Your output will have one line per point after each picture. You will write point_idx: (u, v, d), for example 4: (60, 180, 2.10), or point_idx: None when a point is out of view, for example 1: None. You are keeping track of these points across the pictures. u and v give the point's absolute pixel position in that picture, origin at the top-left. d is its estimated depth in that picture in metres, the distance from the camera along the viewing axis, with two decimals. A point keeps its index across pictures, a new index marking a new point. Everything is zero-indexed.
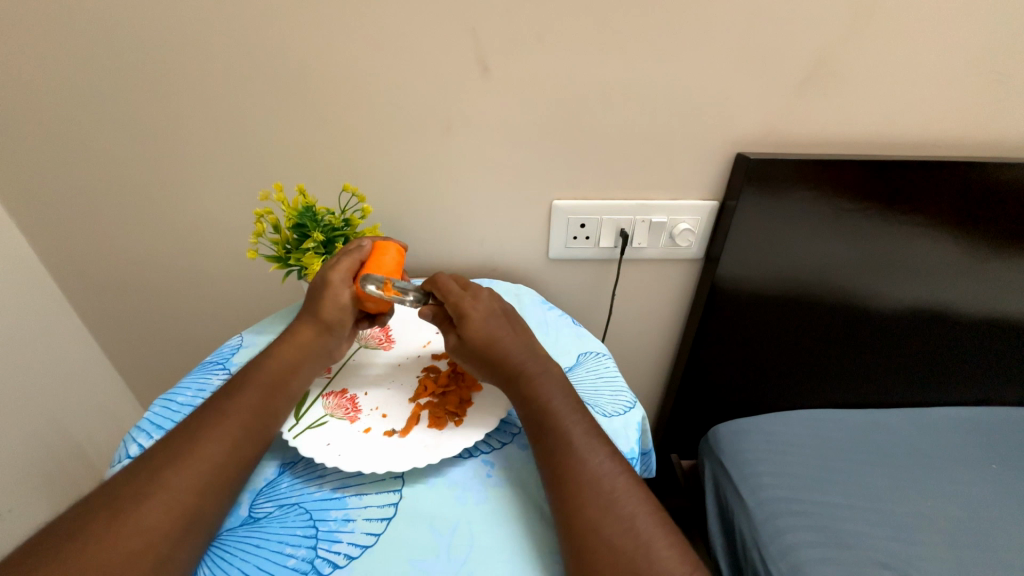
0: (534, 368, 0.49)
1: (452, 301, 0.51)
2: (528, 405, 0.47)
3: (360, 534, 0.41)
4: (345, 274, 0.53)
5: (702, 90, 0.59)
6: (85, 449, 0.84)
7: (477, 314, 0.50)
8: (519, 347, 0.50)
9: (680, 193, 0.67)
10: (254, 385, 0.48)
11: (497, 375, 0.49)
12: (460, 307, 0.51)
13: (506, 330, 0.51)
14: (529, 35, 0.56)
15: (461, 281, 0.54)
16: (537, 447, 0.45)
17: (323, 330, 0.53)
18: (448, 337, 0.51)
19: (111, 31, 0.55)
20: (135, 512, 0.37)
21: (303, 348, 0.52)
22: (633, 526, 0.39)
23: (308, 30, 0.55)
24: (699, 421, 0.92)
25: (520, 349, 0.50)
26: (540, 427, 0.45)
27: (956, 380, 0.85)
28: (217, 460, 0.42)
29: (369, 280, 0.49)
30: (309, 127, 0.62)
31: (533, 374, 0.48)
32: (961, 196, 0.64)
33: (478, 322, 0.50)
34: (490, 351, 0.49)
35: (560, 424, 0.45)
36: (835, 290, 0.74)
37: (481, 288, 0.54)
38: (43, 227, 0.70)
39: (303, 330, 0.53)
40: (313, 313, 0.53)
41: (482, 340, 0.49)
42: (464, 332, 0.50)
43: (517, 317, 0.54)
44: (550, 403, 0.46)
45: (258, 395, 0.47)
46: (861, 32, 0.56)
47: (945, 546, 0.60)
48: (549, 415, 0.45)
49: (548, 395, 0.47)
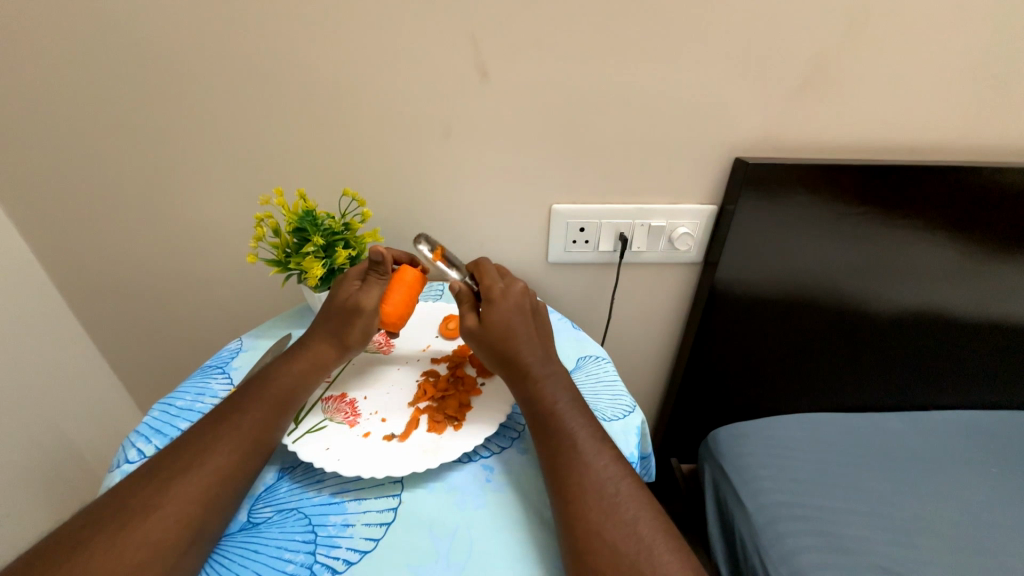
0: (543, 369, 0.49)
1: (486, 286, 0.51)
2: (533, 404, 0.47)
3: (360, 540, 0.41)
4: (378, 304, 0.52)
5: (700, 96, 0.60)
6: (83, 453, 0.83)
7: (507, 305, 0.50)
8: (533, 346, 0.50)
9: (678, 197, 0.68)
10: (262, 399, 0.47)
11: (506, 369, 0.49)
12: (491, 293, 0.51)
13: (526, 326, 0.51)
14: (527, 41, 0.56)
15: (499, 270, 0.55)
16: (539, 446, 0.45)
17: (341, 351, 0.53)
18: (466, 317, 0.51)
19: (112, 38, 0.55)
20: (139, 523, 0.37)
21: (317, 364, 0.52)
22: (635, 530, 0.39)
23: (307, 36, 0.56)
24: (698, 425, 0.92)
25: (534, 349, 0.50)
26: (544, 428, 0.45)
27: (954, 383, 0.86)
28: (223, 472, 0.42)
29: (423, 239, 0.53)
30: (308, 132, 0.62)
31: (540, 374, 0.48)
32: (959, 200, 0.65)
33: (504, 312, 0.50)
34: (505, 341, 0.49)
35: (565, 427, 0.45)
36: (834, 294, 0.74)
37: (515, 279, 0.55)
38: (42, 233, 0.70)
39: (322, 350, 0.52)
40: (335, 334, 0.52)
41: (500, 331, 0.49)
42: (489, 315, 0.49)
43: (540, 315, 0.54)
44: (557, 404, 0.46)
45: (267, 410, 0.46)
46: (856, 39, 0.56)
47: (946, 549, 0.60)
48: (555, 417, 0.46)
49: (555, 396, 0.47)
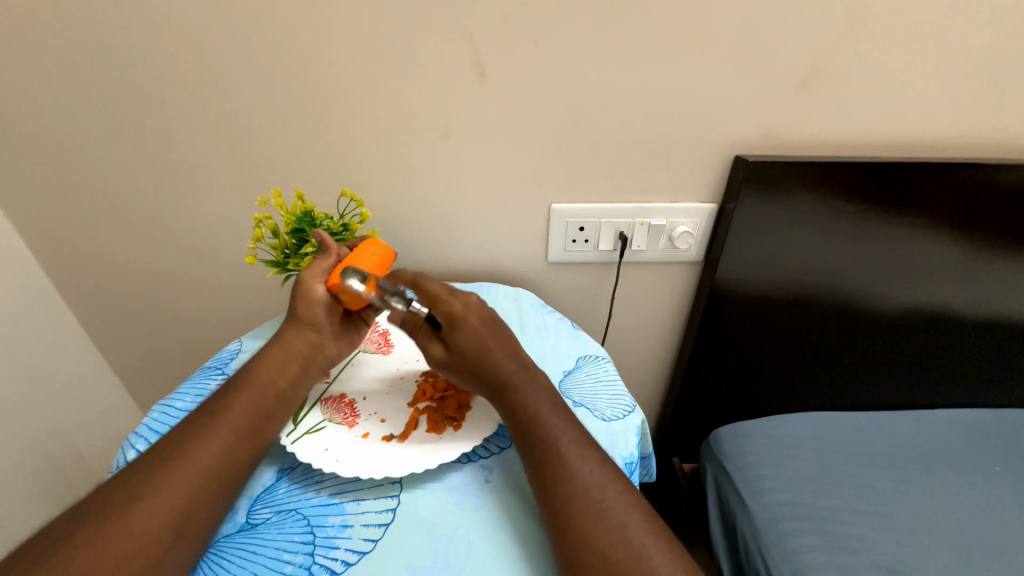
0: (521, 378, 0.47)
1: (440, 307, 0.48)
2: (516, 416, 0.46)
3: (358, 540, 0.41)
4: (320, 270, 0.51)
5: (699, 93, 0.59)
6: (83, 452, 0.84)
7: (472, 321, 0.48)
8: (507, 356, 0.48)
9: (679, 196, 0.67)
10: (248, 388, 0.48)
11: (481, 387, 0.48)
12: (451, 315, 0.48)
13: (496, 340, 0.48)
14: (525, 40, 0.56)
15: (449, 284, 0.50)
16: (525, 459, 0.44)
17: (305, 330, 0.52)
18: (432, 347, 0.49)
19: (109, 38, 0.55)
20: (127, 518, 0.37)
21: (289, 352, 0.51)
22: (626, 536, 0.39)
23: (303, 36, 0.56)
24: (700, 425, 0.92)
25: (509, 357, 0.48)
26: (527, 439, 0.45)
27: (958, 382, 0.85)
28: (208, 463, 0.42)
29: (351, 273, 0.48)
30: (307, 134, 0.62)
31: (519, 384, 0.47)
32: (960, 196, 0.64)
33: (472, 329, 0.47)
34: (480, 361, 0.47)
35: (549, 434, 0.44)
36: (835, 292, 0.73)
37: (472, 292, 0.51)
38: (43, 234, 0.70)
39: (287, 334, 0.52)
40: (293, 316, 0.52)
41: (469, 355, 0.47)
42: (455, 343, 0.47)
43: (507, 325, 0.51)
44: (538, 412, 0.46)
45: (249, 397, 0.47)
46: (856, 34, 0.56)
47: (949, 549, 0.60)
48: (539, 425, 0.45)
49: (536, 404, 0.46)
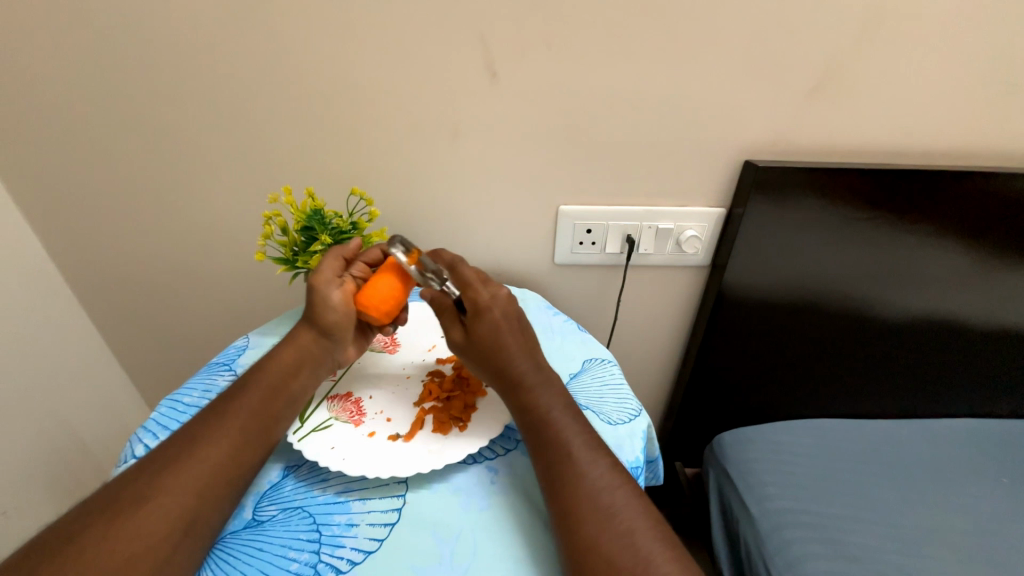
0: (535, 377, 0.47)
1: (471, 293, 0.49)
2: (529, 412, 0.46)
3: (363, 539, 0.41)
4: (332, 277, 0.51)
5: (709, 98, 0.59)
6: (88, 447, 0.84)
7: (496, 313, 0.48)
8: (524, 351, 0.48)
9: (687, 200, 0.67)
10: (257, 386, 0.48)
11: (499, 375, 0.48)
12: (478, 302, 0.48)
13: (517, 331, 0.49)
14: (537, 41, 0.56)
15: (482, 273, 0.51)
16: (536, 456, 0.44)
17: (320, 335, 0.52)
18: (451, 331, 0.49)
19: (122, 34, 0.56)
20: (135, 516, 0.38)
21: (303, 355, 0.51)
22: (632, 542, 0.39)
23: (315, 34, 0.56)
24: (704, 429, 0.92)
25: (525, 354, 0.48)
26: (540, 437, 0.45)
27: (964, 391, 0.84)
28: (215, 462, 0.42)
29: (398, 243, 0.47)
30: (317, 132, 0.62)
31: (532, 384, 0.47)
32: (970, 204, 0.64)
33: (495, 321, 0.48)
34: (499, 351, 0.47)
35: (559, 436, 0.44)
36: (842, 298, 0.73)
37: (500, 284, 0.52)
38: (53, 228, 0.70)
39: (302, 335, 0.52)
40: (310, 319, 0.52)
41: (489, 342, 0.47)
42: (475, 329, 0.48)
43: (527, 322, 0.52)
44: (550, 414, 0.45)
45: (258, 397, 0.47)
46: (869, 41, 0.56)
47: (954, 559, 0.60)
48: (550, 425, 0.45)
49: (548, 405, 0.46)
